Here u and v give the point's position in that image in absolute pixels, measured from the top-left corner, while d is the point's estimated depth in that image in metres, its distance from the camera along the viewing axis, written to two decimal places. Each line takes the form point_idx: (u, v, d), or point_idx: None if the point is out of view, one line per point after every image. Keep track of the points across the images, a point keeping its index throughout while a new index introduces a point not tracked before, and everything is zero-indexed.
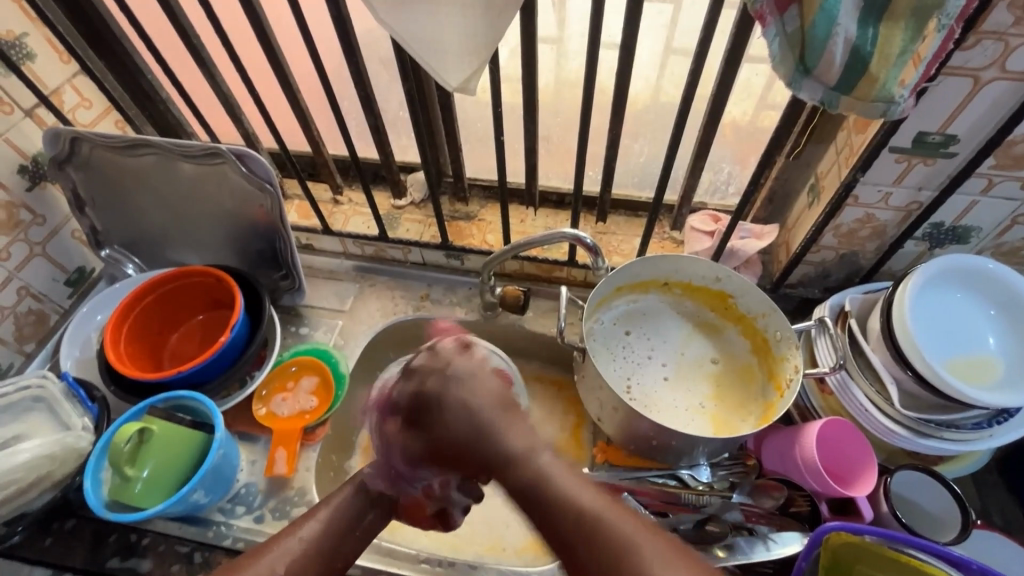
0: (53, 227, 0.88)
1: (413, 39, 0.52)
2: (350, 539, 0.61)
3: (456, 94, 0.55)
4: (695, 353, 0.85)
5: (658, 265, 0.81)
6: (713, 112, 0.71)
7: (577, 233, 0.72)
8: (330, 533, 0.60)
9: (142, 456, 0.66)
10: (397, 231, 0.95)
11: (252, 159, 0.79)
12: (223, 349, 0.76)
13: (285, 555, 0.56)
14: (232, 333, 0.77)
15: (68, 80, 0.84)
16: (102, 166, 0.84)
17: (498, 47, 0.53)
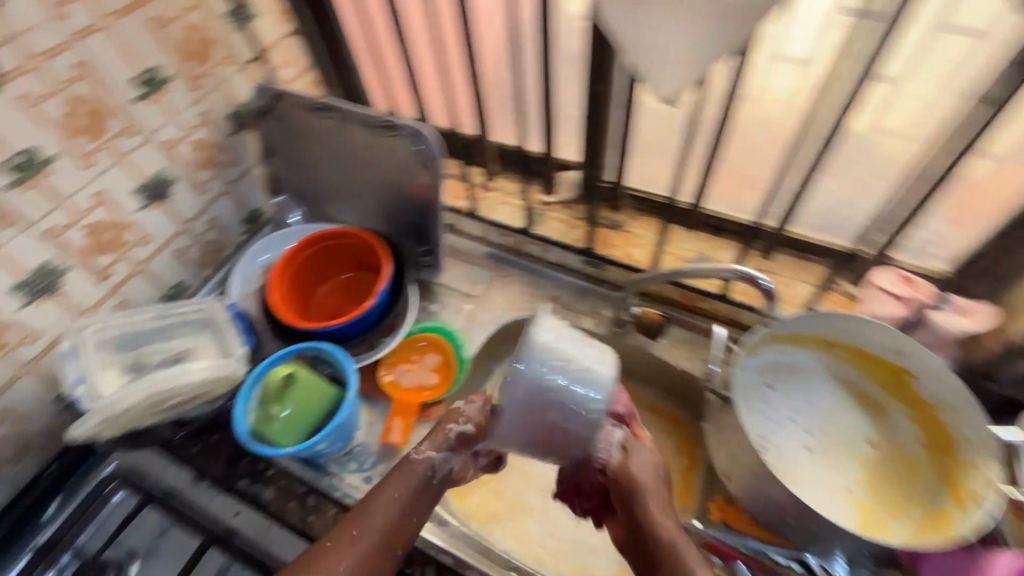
0: (242, 170, 0.98)
1: (641, 47, 0.52)
2: (404, 531, 0.61)
3: (663, 101, 0.54)
4: (848, 428, 0.74)
5: (831, 321, 0.72)
6: None
7: (749, 272, 0.66)
8: (383, 533, 0.60)
9: (285, 396, 0.74)
10: (540, 227, 0.96)
11: (424, 136, 0.82)
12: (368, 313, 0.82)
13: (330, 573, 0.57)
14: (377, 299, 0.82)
15: (279, 39, 0.92)
16: (292, 122, 0.92)
17: (718, 58, 0.50)
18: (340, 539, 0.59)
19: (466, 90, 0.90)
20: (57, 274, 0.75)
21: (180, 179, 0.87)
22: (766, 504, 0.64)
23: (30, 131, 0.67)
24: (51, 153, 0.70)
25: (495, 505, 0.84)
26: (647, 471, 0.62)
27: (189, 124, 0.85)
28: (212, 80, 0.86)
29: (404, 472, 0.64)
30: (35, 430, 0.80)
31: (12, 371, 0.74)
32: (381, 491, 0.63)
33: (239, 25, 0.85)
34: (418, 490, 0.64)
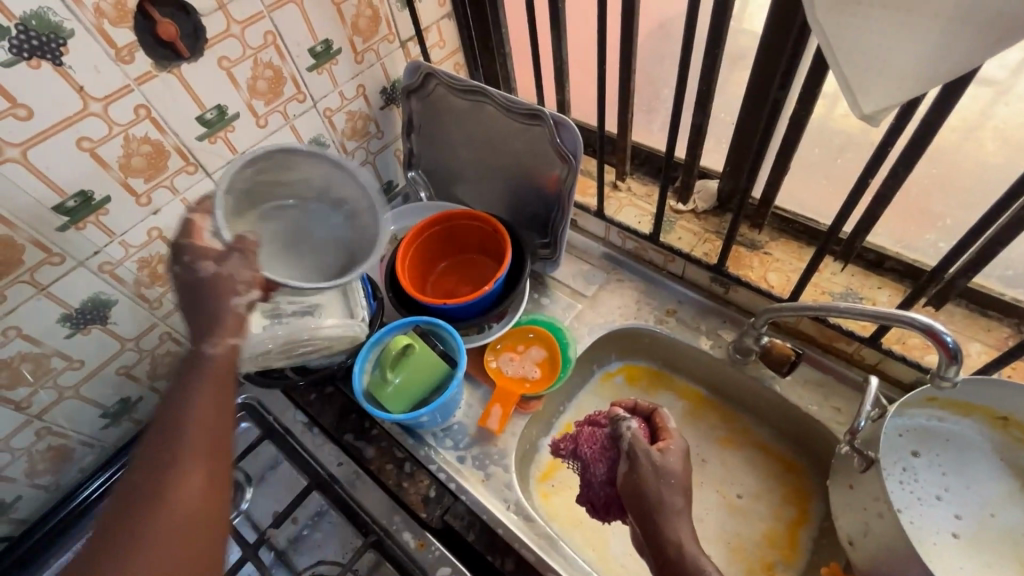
0: (385, 143, 1.03)
1: (850, 65, 0.44)
2: (215, 420, 0.45)
3: (858, 121, 0.46)
4: (1010, 524, 0.63)
5: (1015, 396, 0.61)
6: None
7: (932, 324, 0.54)
8: (203, 427, 0.44)
9: (400, 364, 0.78)
10: (669, 236, 0.89)
11: (567, 130, 0.81)
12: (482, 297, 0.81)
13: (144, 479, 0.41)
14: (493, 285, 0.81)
15: (438, 21, 0.95)
16: (439, 102, 0.94)
17: (947, 82, 0.42)
18: (143, 468, 0.42)
19: (614, 85, 0.86)
20: None
21: (332, 145, 0.93)
22: None
23: (224, 90, 0.75)
24: (237, 111, 0.77)
25: (578, 511, 0.82)
26: (656, 471, 0.59)
27: (348, 95, 0.91)
28: (373, 55, 0.91)
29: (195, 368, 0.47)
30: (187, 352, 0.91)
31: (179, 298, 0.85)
32: (166, 412, 0.44)
33: (405, 5, 0.89)
34: (205, 389, 0.46)
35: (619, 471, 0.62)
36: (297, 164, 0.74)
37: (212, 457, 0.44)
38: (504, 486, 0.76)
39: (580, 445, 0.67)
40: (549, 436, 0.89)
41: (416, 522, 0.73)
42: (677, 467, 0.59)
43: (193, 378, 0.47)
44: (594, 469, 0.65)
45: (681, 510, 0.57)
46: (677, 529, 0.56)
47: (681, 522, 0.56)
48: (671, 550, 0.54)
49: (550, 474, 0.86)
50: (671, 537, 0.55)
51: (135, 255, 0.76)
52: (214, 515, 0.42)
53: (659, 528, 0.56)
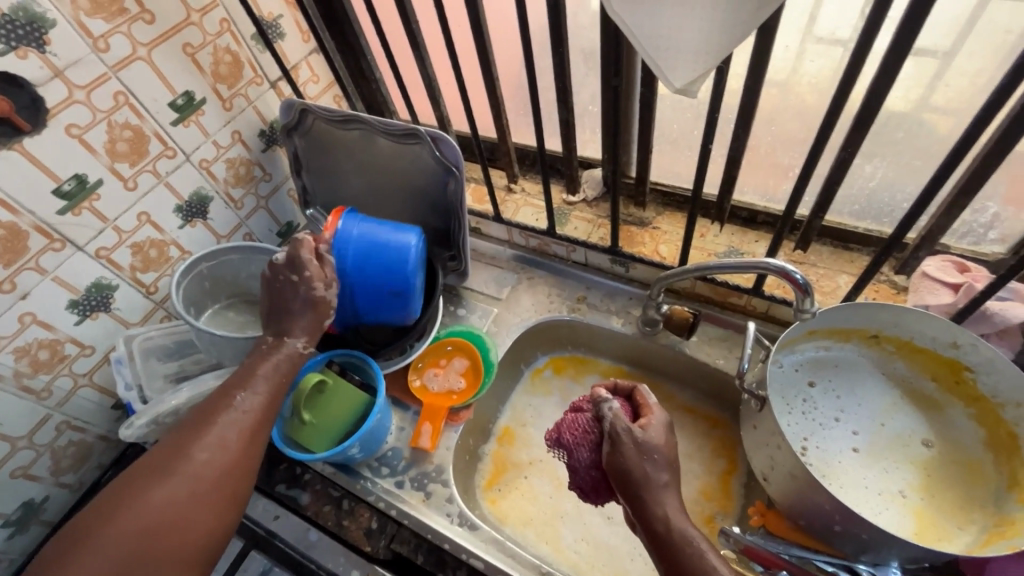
0: (275, 184, 1.02)
1: (649, 42, 0.48)
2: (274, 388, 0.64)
3: (676, 95, 0.51)
4: (895, 429, 0.69)
5: (875, 314, 0.67)
6: (1006, 140, 0.55)
7: (784, 266, 0.60)
8: (224, 430, 0.59)
9: (316, 403, 0.72)
10: (565, 228, 0.92)
11: (445, 144, 0.82)
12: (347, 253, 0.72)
13: (221, 410, 0.60)
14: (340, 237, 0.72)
15: (305, 57, 0.95)
16: (320, 136, 0.94)
17: (735, 50, 0.47)
18: (175, 436, 0.58)
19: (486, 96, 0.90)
20: (108, 291, 0.80)
21: (217, 196, 0.91)
22: (809, 509, 0.60)
23: (80, 158, 0.72)
24: (100, 177, 0.74)
25: (528, 510, 0.83)
26: (639, 449, 0.56)
27: (224, 143, 0.89)
28: (242, 100, 0.89)
29: (266, 357, 0.65)
30: (94, 438, 0.85)
31: (72, 383, 0.80)
32: (240, 374, 0.64)
33: (266, 47, 0.89)
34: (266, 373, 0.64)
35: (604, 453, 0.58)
36: (248, 263, 0.86)
37: (216, 457, 0.57)
38: (447, 501, 0.76)
39: (560, 431, 0.62)
40: (489, 442, 0.90)
41: (362, 557, 0.73)
42: (659, 441, 0.57)
43: (233, 386, 0.63)
44: (578, 456, 0.60)
45: (667, 485, 0.55)
46: (666, 506, 0.54)
47: (670, 498, 0.54)
48: (661, 526, 0.53)
49: (496, 479, 0.87)
50: (664, 514, 0.53)
51: (8, 346, 0.71)
52: (201, 497, 0.55)
53: (654, 509, 0.54)
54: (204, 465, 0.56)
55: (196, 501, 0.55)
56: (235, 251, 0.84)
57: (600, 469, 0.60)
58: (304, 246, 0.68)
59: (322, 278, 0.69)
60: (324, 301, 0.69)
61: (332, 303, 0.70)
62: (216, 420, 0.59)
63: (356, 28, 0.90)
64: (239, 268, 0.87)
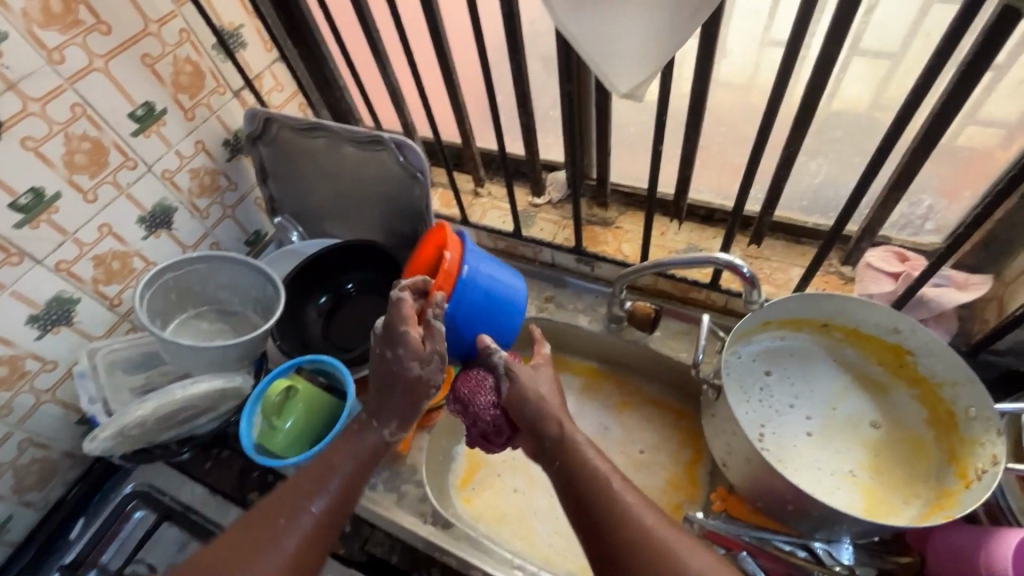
0: (242, 193, 1.02)
1: (594, 50, 0.50)
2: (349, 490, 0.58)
3: (622, 99, 0.53)
4: (846, 413, 0.73)
5: (822, 303, 0.71)
6: (931, 135, 0.59)
7: (732, 261, 0.63)
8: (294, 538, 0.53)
9: (287, 408, 0.72)
10: (531, 229, 0.95)
11: (409, 149, 0.84)
12: (468, 297, 0.69)
13: (290, 508, 0.55)
14: (462, 284, 0.68)
15: (269, 66, 0.95)
16: (285, 144, 0.95)
17: (674, 55, 0.49)
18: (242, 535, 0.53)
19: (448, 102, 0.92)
20: (69, 305, 0.79)
21: (182, 206, 0.91)
22: (764, 491, 0.63)
23: (36, 171, 0.71)
24: (58, 190, 0.74)
25: (501, 506, 0.84)
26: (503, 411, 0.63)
27: (187, 153, 0.89)
28: (205, 109, 0.89)
29: (351, 441, 0.61)
30: (60, 456, 0.84)
31: (34, 400, 0.78)
32: (331, 464, 0.59)
33: (227, 56, 0.89)
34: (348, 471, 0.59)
35: (504, 391, 0.63)
36: (215, 272, 0.86)
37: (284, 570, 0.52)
38: (419, 500, 0.77)
39: (459, 384, 0.66)
40: (463, 442, 0.91)
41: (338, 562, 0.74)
42: (544, 391, 0.63)
43: (308, 485, 0.57)
44: (480, 400, 0.65)
45: (579, 439, 0.58)
46: (595, 464, 0.55)
47: (596, 457, 0.56)
48: (579, 476, 0.55)
49: (470, 478, 0.88)
50: (588, 472, 0.55)
51: None
52: None
53: (574, 464, 0.56)
54: (306, 536, 0.54)
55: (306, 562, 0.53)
56: (202, 261, 0.84)
57: (500, 408, 0.64)
58: (406, 315, 0.59)
59: (427, 358, 0.59)
60: (422, 381, 0.59)
61: (431, 384, 0.60)
62: (287, 525, 0.54)
63: (317, 37, 0.90)
64: (206, 277, 0.86)
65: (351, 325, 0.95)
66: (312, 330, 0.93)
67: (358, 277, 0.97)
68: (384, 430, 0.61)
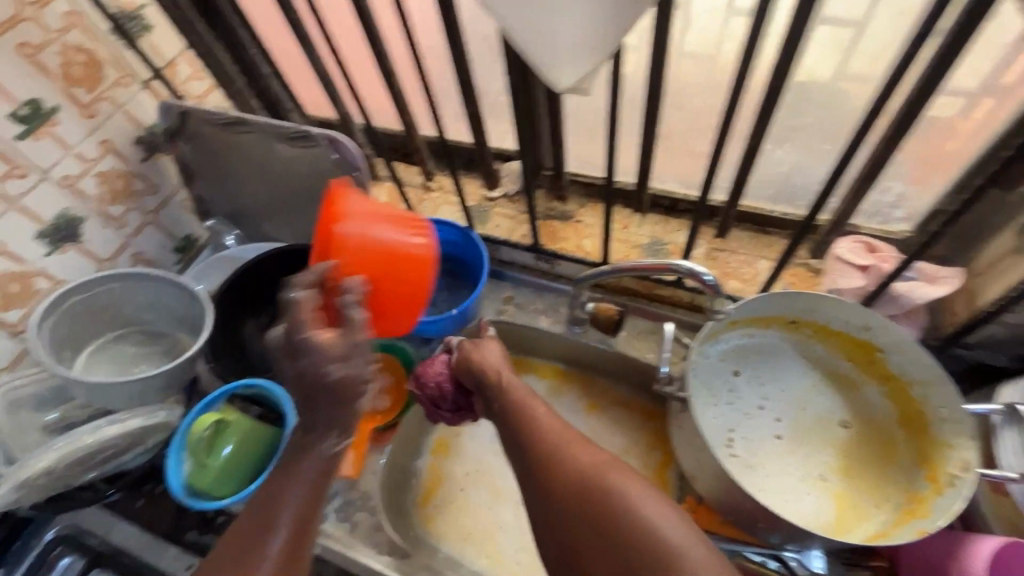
0: (164, 196, 0.91)
1: (532, 37, 0.43)
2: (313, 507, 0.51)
3: (565, 95, 0.47)
4: (816, 412, 0.70)
5: (791, 301, 0.67)
6: (903, 121, 0.54)
7: (693, 268, 0.60)
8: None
9: (218, 442, 0.65)
10: (486, 226, 0.88)
11: (343, 145, 0.76)
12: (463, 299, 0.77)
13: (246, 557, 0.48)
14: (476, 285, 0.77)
15: (181, 52, 0.85)
16: (209, 142, 0.85)
17: (619, 42, 0.43)
18: None
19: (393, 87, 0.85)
20: None
21: (90, 216, 0.81)
22: (733, 507, 0.60)
23: None
24: None
25: (465, 524, 0.80)
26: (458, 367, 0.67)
27: (90, 155, 0.78)
28: (107, 104, 0.78)
29: (291, 474, 0.51)
30: None
31: None
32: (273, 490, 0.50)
33: (128, 42, 0.78)
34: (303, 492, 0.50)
35: (453, 358, 0.68)
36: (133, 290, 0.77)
37: None
38: (375, 529, 0.72)
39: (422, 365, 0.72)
40: (423, 456, 0.85)
41: None
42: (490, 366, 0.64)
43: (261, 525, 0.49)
44: (432, 370, 0.69)
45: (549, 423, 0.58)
46: (580, 461, 0.54)
47: (580, 453, 0.54)
48: (560, 471, 0.54)
49: (432, 495, 0.82)
50: (577, 468, 0.53)
51: None
52: None
53: (557, 461, 0.54)
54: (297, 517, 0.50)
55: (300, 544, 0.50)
56: (114, 279, 0.75)
57: (451, 379, 0.68)
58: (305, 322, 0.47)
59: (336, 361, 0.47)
60: (343, 388, 0.48)
61: (361, 382, 0.49)
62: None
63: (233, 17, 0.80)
64: (123, 296, 0.77)
65: None
66: (252, 346, 0.83)
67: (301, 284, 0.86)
68: (322, 445, 0.51)
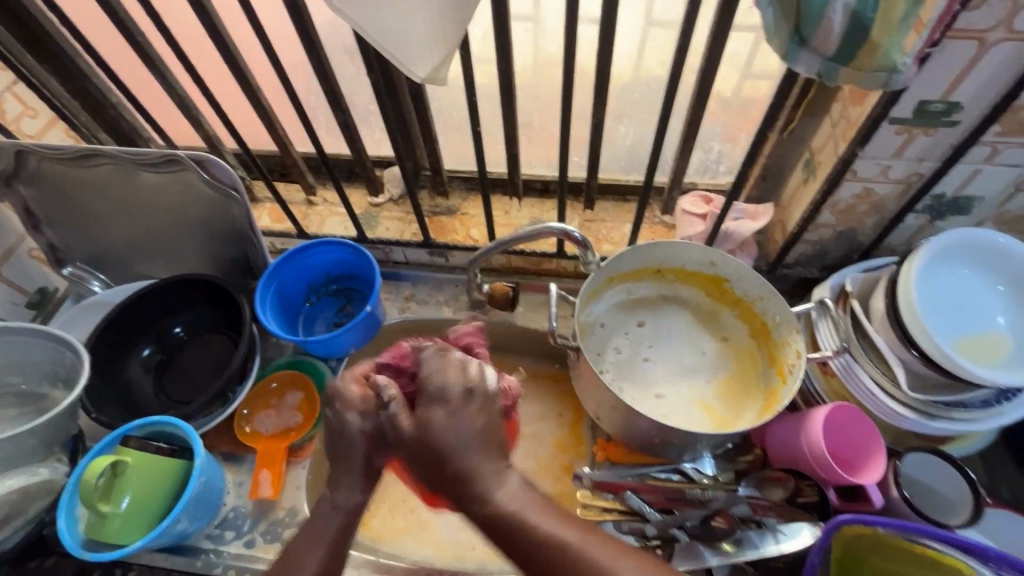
0: (7, 247, 0.83)
1: (375, 30, 0.48)
2: None
3: (425, 85, 0.52)
4: (693, 344, 0.79)
5: (651, 251, 0.75)
6: (702, 89, 0.66)
7: (565, 228, 0.69)
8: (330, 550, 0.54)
9: (117, 488, 0.61)
10: (376, 230, 0.90)
11: (213, 164, 0.74)
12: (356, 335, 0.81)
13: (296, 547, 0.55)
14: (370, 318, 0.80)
15: (8, 88, 0.78)
16: (53, 180, 0.79)
17: (466, 33, 0.49)
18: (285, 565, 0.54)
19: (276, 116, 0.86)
20: None
21: None
22: (633, 432, 0.68)
23: None
24: None
25: (398, 521, 0.80)
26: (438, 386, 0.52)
27: None
28: None
29: None
30: None
31: None
32: None
33: None
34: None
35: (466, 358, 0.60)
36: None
37: None
38: None
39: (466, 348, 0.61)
40: None
41: None
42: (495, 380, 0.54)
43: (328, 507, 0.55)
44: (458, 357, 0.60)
45: (527, 508, 0.47)
46: (563, 535, 0.46)
47: (562, 527, 0.47)
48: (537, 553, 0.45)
49: None
50: (539, 538, 0.46)
51: None
52: None
53: (540, 541, 0.46)
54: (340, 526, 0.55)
55: (342, 547, 0.55)
56: None
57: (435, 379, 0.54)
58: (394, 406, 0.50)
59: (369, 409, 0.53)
60: (329, 439, 0.55)
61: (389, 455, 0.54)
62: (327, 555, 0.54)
63: (67, 46, 0.76)
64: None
65: (186, 374, 0.82)
66: (139, 389, 0.80)
67: (186, 319, 0.85)
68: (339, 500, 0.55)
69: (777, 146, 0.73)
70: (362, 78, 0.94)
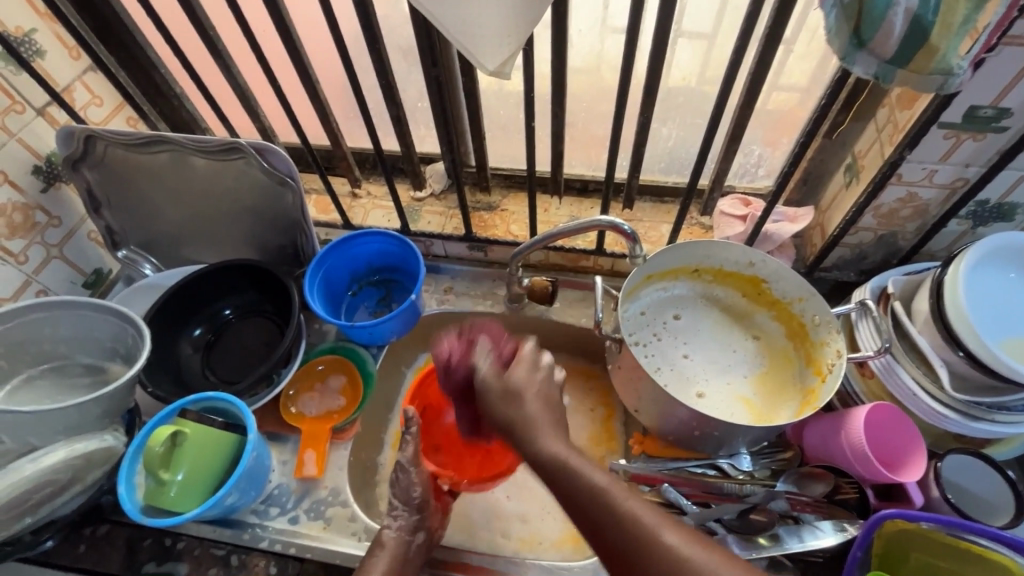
0: (69, 228, 0.87)
1: (449, 23, 0.51)
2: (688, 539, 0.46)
3: (491, 78, 0.54)
4: (726, 338, 0.80)
5: (693, 249, 0.77)
6: (750, 92, 0.67)
7: (613, 221, 0.70)
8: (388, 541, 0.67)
9: (176, 457, 0.64)
10: (419, 224, 0.93)
11: (272, 154, 0.77)
12: (396, 325, 0.81)
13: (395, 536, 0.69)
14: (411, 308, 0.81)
15: (79, 77, 0.82)
16: (117, 165, 0.82)
17: (533, 32, 0.51)
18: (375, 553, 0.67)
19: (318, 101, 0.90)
20: None
21: None
22: (672, 425, 0.69)
23: None
24: None
25: None
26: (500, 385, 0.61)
27: None
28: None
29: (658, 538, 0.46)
30: None
31: None
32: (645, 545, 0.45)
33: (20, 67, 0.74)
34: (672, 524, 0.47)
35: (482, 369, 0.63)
36: (50, 324, 0.72)
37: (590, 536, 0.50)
38: (349, 520, 0.74)
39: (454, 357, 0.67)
40: (384, 451, 0.85)
41: None
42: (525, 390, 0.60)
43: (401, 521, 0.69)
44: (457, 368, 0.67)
45: (618, 492, 0.49)
46: (645, 518, 0.47)
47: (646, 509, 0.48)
48: (617, 537, 0.47)
49: None
50: (621, 518, 0.48)
51: None
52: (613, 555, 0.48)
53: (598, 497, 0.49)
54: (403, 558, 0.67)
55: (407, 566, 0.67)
56: (39, 308, 0.70)
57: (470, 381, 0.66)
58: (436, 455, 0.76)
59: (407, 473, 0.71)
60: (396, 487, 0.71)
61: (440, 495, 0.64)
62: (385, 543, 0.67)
63: (138, 37, 0.79)
64: (45, 330, 0.72)
65: (233, 354, 0.85)
66: (189, 367, 0.83)
67: (235, 302, 0.88)
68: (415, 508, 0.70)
69: (820, 151, 0.75)
70: (412, 75, 0.92)
